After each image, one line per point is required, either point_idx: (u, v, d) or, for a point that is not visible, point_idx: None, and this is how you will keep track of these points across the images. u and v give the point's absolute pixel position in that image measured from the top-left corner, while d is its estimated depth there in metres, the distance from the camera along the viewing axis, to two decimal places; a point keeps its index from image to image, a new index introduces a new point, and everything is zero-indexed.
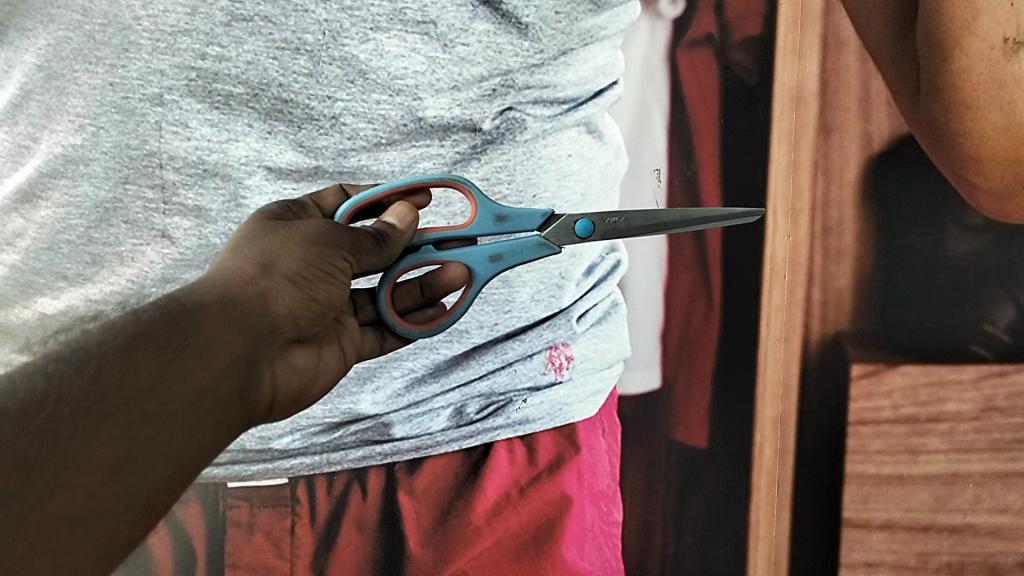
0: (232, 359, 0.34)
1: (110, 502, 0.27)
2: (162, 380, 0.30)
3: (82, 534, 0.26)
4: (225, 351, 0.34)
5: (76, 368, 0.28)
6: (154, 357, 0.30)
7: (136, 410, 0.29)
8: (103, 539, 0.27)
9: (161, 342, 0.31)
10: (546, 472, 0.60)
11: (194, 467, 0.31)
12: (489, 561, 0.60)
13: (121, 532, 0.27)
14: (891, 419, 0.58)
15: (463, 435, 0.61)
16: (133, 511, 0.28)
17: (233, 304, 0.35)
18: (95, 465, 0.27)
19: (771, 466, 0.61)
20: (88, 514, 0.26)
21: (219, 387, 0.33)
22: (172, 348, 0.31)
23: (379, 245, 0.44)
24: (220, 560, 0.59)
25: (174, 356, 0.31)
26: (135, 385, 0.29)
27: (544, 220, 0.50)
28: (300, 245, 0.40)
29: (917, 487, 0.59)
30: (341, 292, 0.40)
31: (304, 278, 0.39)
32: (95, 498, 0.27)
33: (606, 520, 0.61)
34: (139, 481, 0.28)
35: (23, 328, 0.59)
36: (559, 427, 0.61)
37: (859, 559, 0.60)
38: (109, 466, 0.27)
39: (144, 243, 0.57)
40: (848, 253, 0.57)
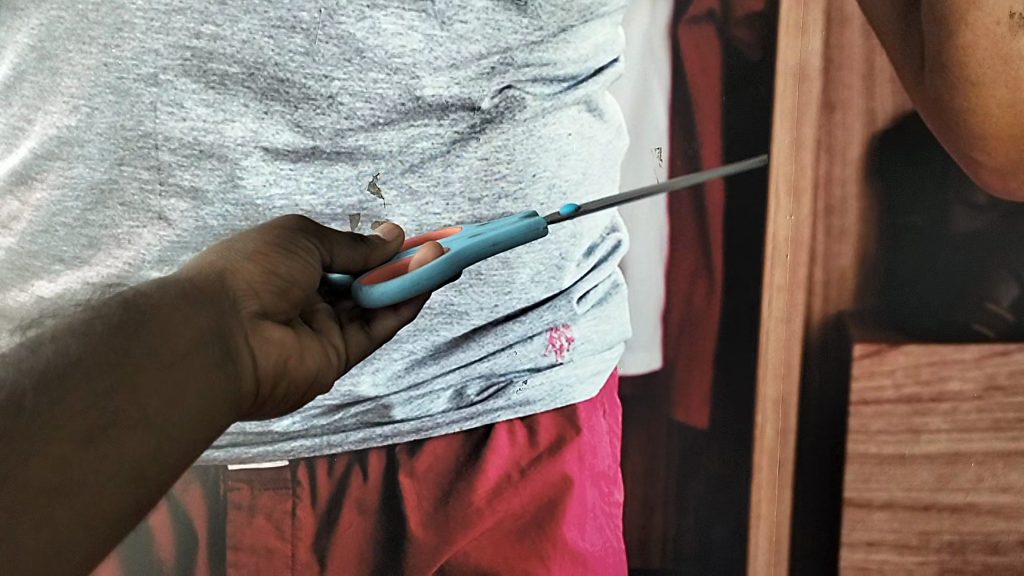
0: (200, 330, 0.34)
1: (87, 472, 0.26)
2: (127, 352, 0.30)
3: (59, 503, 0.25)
4: (192, 322, 0.34)
5: (33, 348, 0.28)
6: (114, 330, 0.30)
7: (103, 383, 0.28)
8: (85, 510, 0.26)
9: (118, 318, 0.30)
10: (547, 453, 0.60)
11: (178, 435, 0.30)
12: (490, 542, 0.60)
13: (104, 501, 0.27)
14: (893, 399, 0.58)
15: (464, 416, 0.60)
16: (114, 480, 0.27)
17: (193, 281, 0.36)
18: (68, 436, 0.26)
19: (773, 446, 0.61)
20: (65, 484, 0.26)
21: (190, 358, 0.32)
22: (135, 320, 0.31)
23: (357, 246, 0.46)
24: (222, 540, 0.60)
25: (139, 328, 0.31)
26: (99, 359, 0.29)
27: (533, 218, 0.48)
28: (258, 236, 0.42)
29: (919, 467, 0.59)
30: (306, 268, 0.42)
31: (264, 256, 0.41)
32: (70, 467, 0.26)
33: (608, 501, 0.61)
34: (117, 452, 0.28)
35: (19, 313, 0.58)
36: (559, 409, 0.60)
37: (860, 538, 0.60)
38: (84, 436, 0.27)
39: (141, 225, 0.56)
40: (851, 232, 0.56)
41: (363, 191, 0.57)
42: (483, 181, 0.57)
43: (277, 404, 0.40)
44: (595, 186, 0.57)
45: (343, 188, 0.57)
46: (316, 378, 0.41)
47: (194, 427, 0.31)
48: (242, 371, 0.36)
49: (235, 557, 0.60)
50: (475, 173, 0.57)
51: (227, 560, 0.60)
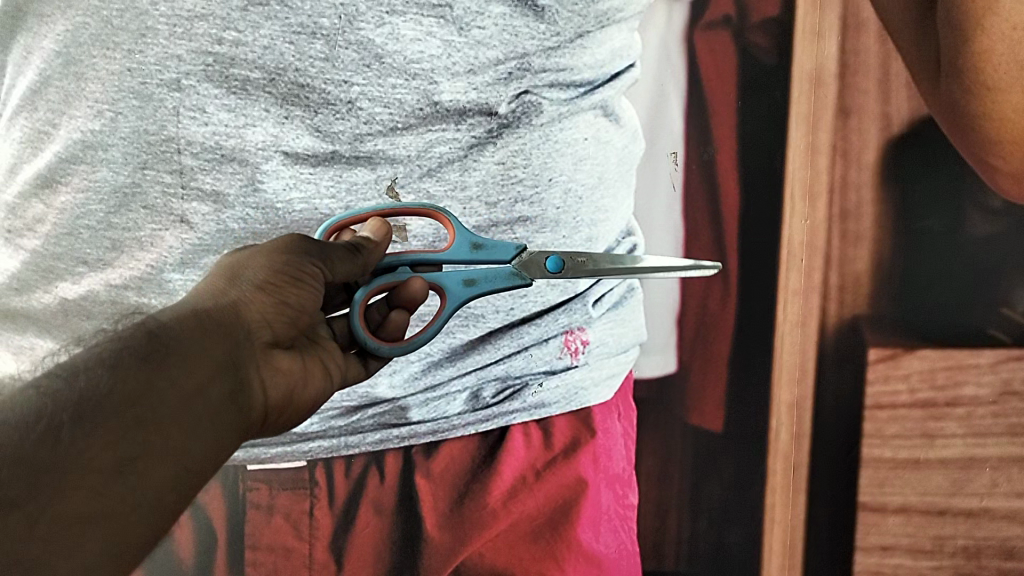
0: (218, 360, 0.34)
1: (114, 501, 0.27)
2: (152, 384, 0.30)
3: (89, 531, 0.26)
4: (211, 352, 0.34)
5: (64, 381, 0.28)
6: (139, 362, 0.30)
7: (130, 416, 0.29)
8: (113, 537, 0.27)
9: (141, 348, 0.31)
10: (561, 455, 0.61)
11: (200, 463, 0.31)
12: (505, 544, 0.60)
13: (129, 530, 0.28)
14: (909, 403, 0.58)
15: (478, 418, 0.61)
16: (143, 507, 0.28)
17: (209, 313, 0.36)
18: (98, 466, 0.27)
19: (787, 450, 0.61)
20: (94, 513, 0.27)
21: (211, 388, 0.33)
22: (160, 352, 0.32)
23: (355, 256, 0.45)
24: (240, 540, 0.61)
25: (164, 359, 0.31)
26: (125, 389, 0.29)
27: (518, 252, 0.51)
28: (272, 257, 0.41)
29: (933, 471, 0.59)
30: (315, 296, 0.42)
31: (278, 285, 0.40)
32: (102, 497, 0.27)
33: (622, 503, 0.61)
34: (143, 482, 0.29)
35: (46, 312, 0.60)
36: (575, 411, 0.61)
37: (875, 542, 0.60)
38: (112, 466, 0.28)
39: (163, 228, 0.58)
40: (867, 236, 0.56)
41: (381, 195, 0.58)
42: (500, 186, 0.57)
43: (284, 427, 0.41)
44: (611, 190, 0.57)
45: (361, 192, 0.58)
46: (319, 401, 0.42)
47: (213, 456, 0.32)
48: (254, 399, 0.36)
49: (253, 557, 0.61)
50: (492, 178, 0.57)
51: (244, 560, 0.61)
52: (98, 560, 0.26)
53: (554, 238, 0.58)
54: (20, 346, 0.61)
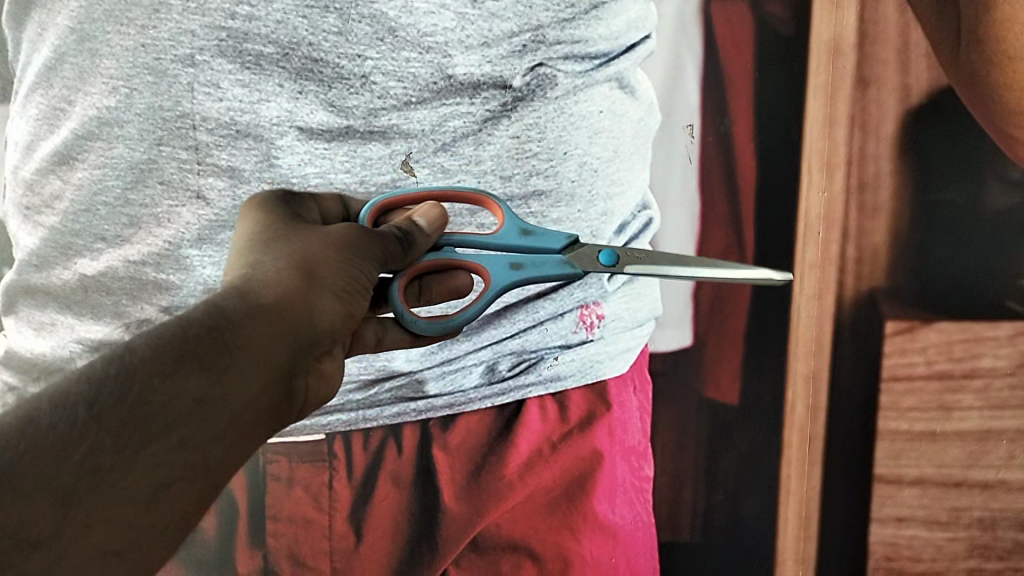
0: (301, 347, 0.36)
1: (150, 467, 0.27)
2: (172, 435, 0.27)
3: (111, 544, 0.25)
4: (250, 377, 0.31)
5: (125, 363, 0.27)
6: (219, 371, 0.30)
7: (178, 390, 0.28)
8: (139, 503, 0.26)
9: (198, 350, 0.29)
10: (578, 428, 0.61)
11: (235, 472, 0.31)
12: (522, 515, 0.61)
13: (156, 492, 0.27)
14: (925, 375, 0.58)
15: (494, 392, 0.61)
16: (171, 536, 0.27)
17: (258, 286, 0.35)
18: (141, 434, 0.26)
19: (803, 422, 0.60)
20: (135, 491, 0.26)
21: (269, 391, 0.33)
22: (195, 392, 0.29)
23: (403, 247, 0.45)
24: (262, 512, 0.62)
25: (240, 371, 0.31)
26: (155, 429, 0.27)
27: (569, 242, 0.51)
28: (332, 237, 0.41)
29: (950, 443, 0.58)
30: (344, 317, 0.39)
31: (295, 281, 0.37)
32: (144, 523, 0.26)
33: (638, 476, 0.61)
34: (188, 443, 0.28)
35: (66, 289, 0.61)
36: (590, 384, 0.61)
37: (890, 514, 0.60)
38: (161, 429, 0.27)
39: (180, 204, 0.58)
40: (884, 210, 0.56)
41: (395, 170, 0.58)
42: (515, 159, 0.57)
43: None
44: (626, 163, 0.57)
45: (376, 167, 0.58)
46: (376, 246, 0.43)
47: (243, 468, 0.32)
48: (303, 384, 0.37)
49: (275, 527, 0.62)
50: (507, 151, 0.57)
51: (267, 530, 0.62)
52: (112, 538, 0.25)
53: (570, 212, 0.58)
54: (42, 322, 0.62)
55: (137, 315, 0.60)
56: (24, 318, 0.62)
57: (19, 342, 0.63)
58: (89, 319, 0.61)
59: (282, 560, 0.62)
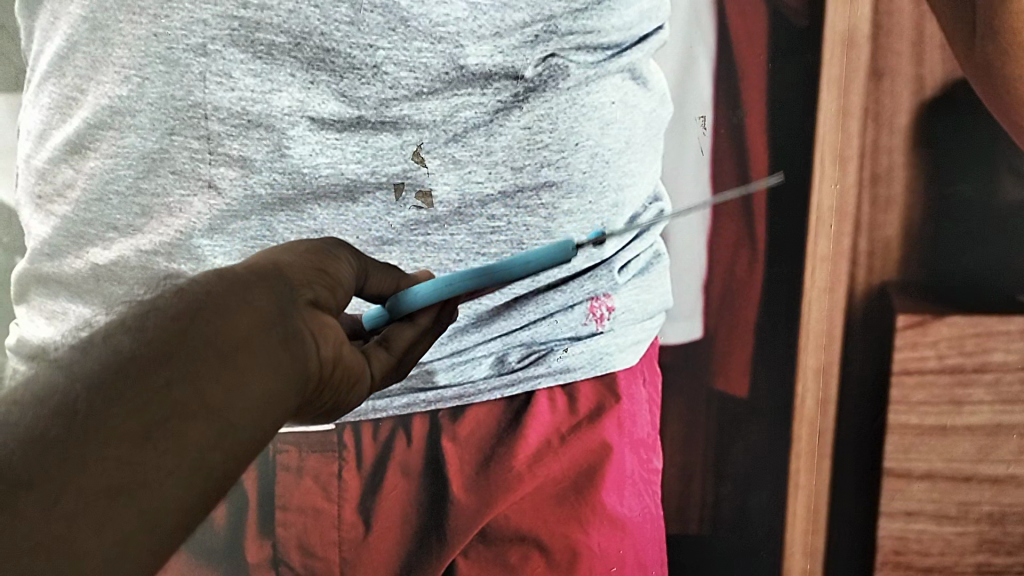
0: (262, 314, 0.31)
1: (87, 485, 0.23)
2: (100, 454, 0.23)
3: (143, 508, 0.24)
4: (209, 343, 0.28)
5: (108, 351, 0.26)
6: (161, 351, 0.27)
7: (122, 391, 0.25)
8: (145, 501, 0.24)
9: (174, 312, 0.28)
10: (586, 419, 0.61)
11: (249, 425, 0.28)
12: (530, 506, 0.61)
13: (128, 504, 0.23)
14: (936, 369, 0.55)
15: (503, 383, 0.62)
16: (201, 488, 0.26)
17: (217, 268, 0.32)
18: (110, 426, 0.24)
19: (813, 416, 0.58)
20: (125, 482, 0.24)
21: (194, 410, 0.26)
22: (167, 349, 0.27)
23: (390, 270, 0.45)
24: (271, 502, 0.64)
25: (192, 341, 0.27)
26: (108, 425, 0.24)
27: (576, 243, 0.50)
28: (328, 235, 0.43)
29: (960, 438, 0.55)
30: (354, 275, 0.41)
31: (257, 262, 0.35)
32: (163, 492, 0.24)
33: (646, 467, 0.62)
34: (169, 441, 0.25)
35: (77, 278, 0.61)
36: (599, 376, 0.61)
37: (898, 508, 0.57)
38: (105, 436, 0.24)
39: (192, 194, 0.58)
40: (897, 202, 0.54)
41: (406, 160, 0.58)
42: (526, 150, 0.57)
43: (321, 406, 0.37)
44: (637, 155, 0.57)
45: (387, 157, 0.58)
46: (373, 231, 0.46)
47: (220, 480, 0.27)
48: (302, 352, 0.32)
49: (284, 517, 0.64)
50: (518, 143, 0.57)
51: (276, 519, 0.64)
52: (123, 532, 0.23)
53: (581, 203, 0.57)
54: (53, 311, 0.62)
55: None
56: (35, 306, 0.63)
57: (31, 331, 0.63)
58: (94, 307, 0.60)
59: (292, 549, 0.64)
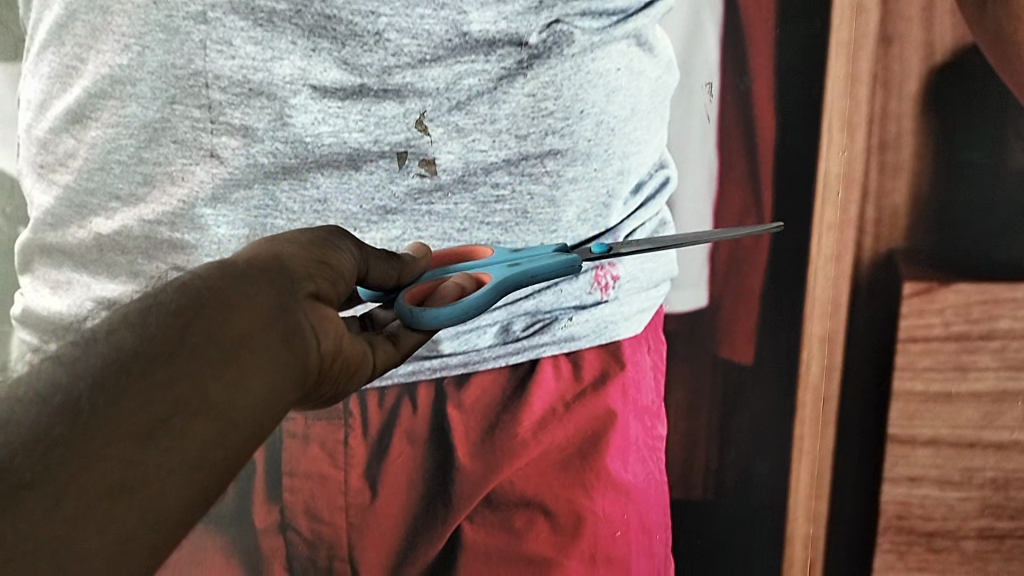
0: (263, 311, 0.31)
1: (89, 491, 0.23)
2: (105, 459, 0.24)
3: (143, 509, 0.24)
4: (211, 341, 0.28)
5: (109, 348, 0.27)
6: (162, 352, 0.27)
7: (127, 392, 0.25)
8: (149, 506, 0.24)
9: (177, 310, 0.28)
10: (591, 387, 0.62)
11: (252, 426, 0.28)
12: (535, 472, 0.61)
13: (129, 512, 0.24)
14: (941, 336, 0.55)
15: (508, 351, 0.63)
16: (201, 489, 0.26)
17: (219, 259, 0.32)
18: (118, 429, 0.25)
19: (818, 383, 0.58)
20: (127, 489, 0.24)
21: (194, 412, 0.27)
22: (167, 348, 0.27)
23: (391, 260, 0.45)
24: (278, 468, 0.64)
25: (194, 341, 0.28)
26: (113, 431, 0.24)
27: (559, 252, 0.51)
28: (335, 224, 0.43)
29: (965, 404, 0.56)
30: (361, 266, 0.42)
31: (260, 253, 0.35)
32: (166, 495, 0.25)
33: (650, 435, 0.62)
34: (172, 444, 0.26)
35: (82, 248, 0.62)
36: (604, 344, 0.62)
37: (902, 474, 0.57)
38: (110, 441, 0.24)
39: (194, 162, 0.58)
40: (906, 168, 0.53)
41: (409, 129, 0.57)
42: (530, 118, 0.56)
43: (322, 396, 0.37)
44: (642, 122, 0.56)
45: (390, 126, 0.57)
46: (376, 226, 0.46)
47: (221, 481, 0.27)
48: (305, 347, 0.33)
49: (291, 483, 0.64)
50: (522, 111, 0.56)
51: (283, 485, 0.64)
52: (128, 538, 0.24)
53: (586, 171, 0.57)
54: (58, 280, 0.63)
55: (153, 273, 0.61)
56: (41, 277, 0.63)
57: (35, 301, 0.63)
58: (106, 278, 0.62)
59: (299, 514, 0.64)
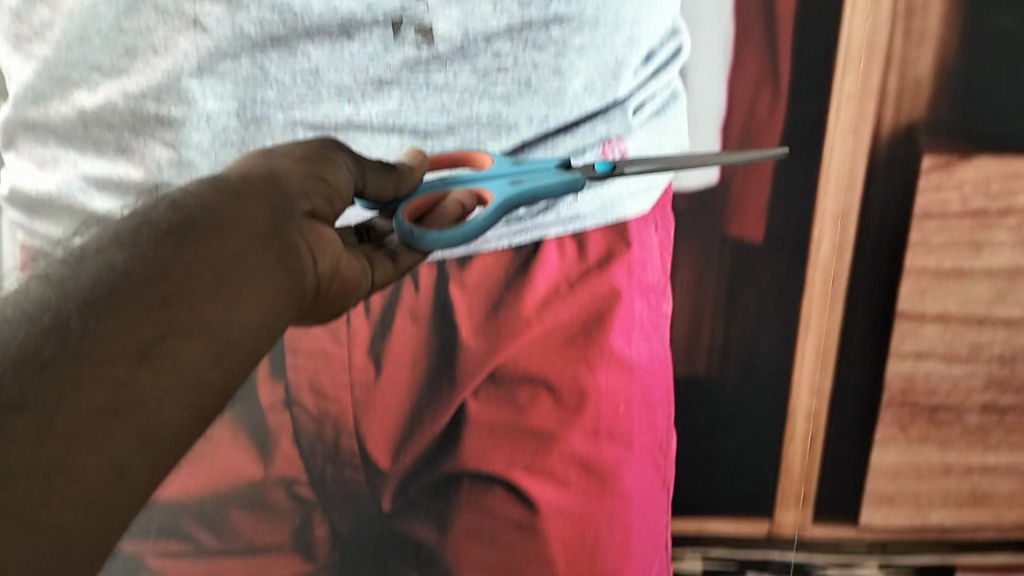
0: (256, 231, 0.38)
1: (89, 413, 0.31)
2: (105, 386, 0.32)
3: (131, 429, 0.32)
4: (205, 265, 0.36)
5: (103, 267, 0.34)
6: (157, 273, 0.34)
7: (135, 319, 0.33)
8: (144, 428, 0.32)
9: (161, 254, 0.35)
10: (597, 266, 0.60)
11: (240, 342, 0.36)
12: (539, 350, 0.61)
13: (162, 408, 0.33)
14: (959, 213, 0.55)
15: (512, 232, 0.60)
16: (202, 402, 0.34)
17: (212, 176, 0.39)
18: (116, 357, 0.32)
19: (829, 259, 0.57)
20: (120, 408, 0.32)
21: (219, 321, 0.35)
22: (164, 267, 0.35)
23: (388, 172, 0.49)
24: (281, 347, 0.64)
25: (189, 262, 0.35)
26: (106, 357, 0.32)
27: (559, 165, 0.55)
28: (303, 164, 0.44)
29: (978, 280, 0.56)
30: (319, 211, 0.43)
31: (256, 169, 0.42)
32: (161, 414, 0.33)
33: (656, 313, 0.61)
34: (173, 363, 0.33)
35: (66, 124, 0.59)
36: (611, 224, 0.60)
37: (910, 349, 0.58)
38: (137, 354, 0.33)
39: (177, 32, 0.55)
40: (933, 35, 0.51)
41: None
42: None
43: (324, 313, 0.46)
44: None
45: None
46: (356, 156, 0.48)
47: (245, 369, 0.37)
48: (304, 270, 0.41)
49: (295, 362, 0.65)
50: None
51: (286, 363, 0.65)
52: (103, 485, 0.31)
53: (594, 38, 0.53)
54: (43, 157, 0.61)
55: (141, 150, 0.58)
56: (25, 152, 0.62)
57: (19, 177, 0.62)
58: (93, 155, 0.60)
59: (305, 391, 0.65)
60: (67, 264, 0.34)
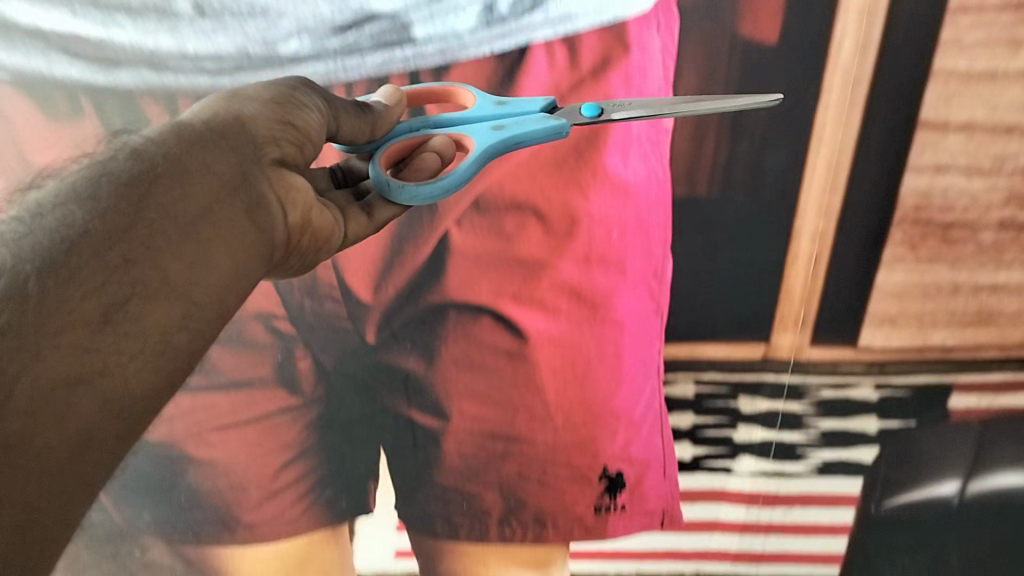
0: (220, 183, 0.42)
1: (60, 364, 0.33)
2: (76, 342, 0.34)
3: (101, 387, 0.34)
4: (168, 228, 0.39)
5: (65, 226, 0.36)
6: (114, 233, 0.37)
7: (100, 280, 0.36)
8: (110, 386, 0.34)
9: (124, 219, 0.38)
10: (591, 75, 0.55)
11: (203, 299, 0.39)
12: (527, 172, 0.57)
13: (132, 372, 0.35)
14: (999, 5, 0.49)
15: (494, 35, 0.54)
16: (165, 366, 0.37)
17: (179, 128, 0.43)
18: (83, 316, 0.35)
19: (849, 62, 0.51)
20: (86, 371, 0.34)
21: (179, 287, 0.38)
22: (123, 230, 0.37)
23: (364, 113, 0.51)
24: None
25: (151, 218, 0.39)
26: (75, 313, 0.34)
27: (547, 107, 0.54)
28: (260, 115, 0.47)
29: (1011, 84, 0.51)
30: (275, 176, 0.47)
31: (221, 117, 0.46)
32: (129, 372, 0.35)
33: (655, 128, 0.56)
34: (136, 323, 0.36)
35: None
36: (608, 27, 0.52)
37: (929, 162, 0.54)
38: (101, 316, 0.35)
39: None
40: None
41: None
42: None
43: (292, 266, 0.50)
44: None
45: None
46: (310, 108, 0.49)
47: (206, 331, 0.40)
48: (265, 224, 0.45)
49: None
50: None
51: None
52: (72, 437, 0.33)
53: None
54: None
55: None
56: None
57: None
58: None
59: None
60: (25, 222, 0.37)
